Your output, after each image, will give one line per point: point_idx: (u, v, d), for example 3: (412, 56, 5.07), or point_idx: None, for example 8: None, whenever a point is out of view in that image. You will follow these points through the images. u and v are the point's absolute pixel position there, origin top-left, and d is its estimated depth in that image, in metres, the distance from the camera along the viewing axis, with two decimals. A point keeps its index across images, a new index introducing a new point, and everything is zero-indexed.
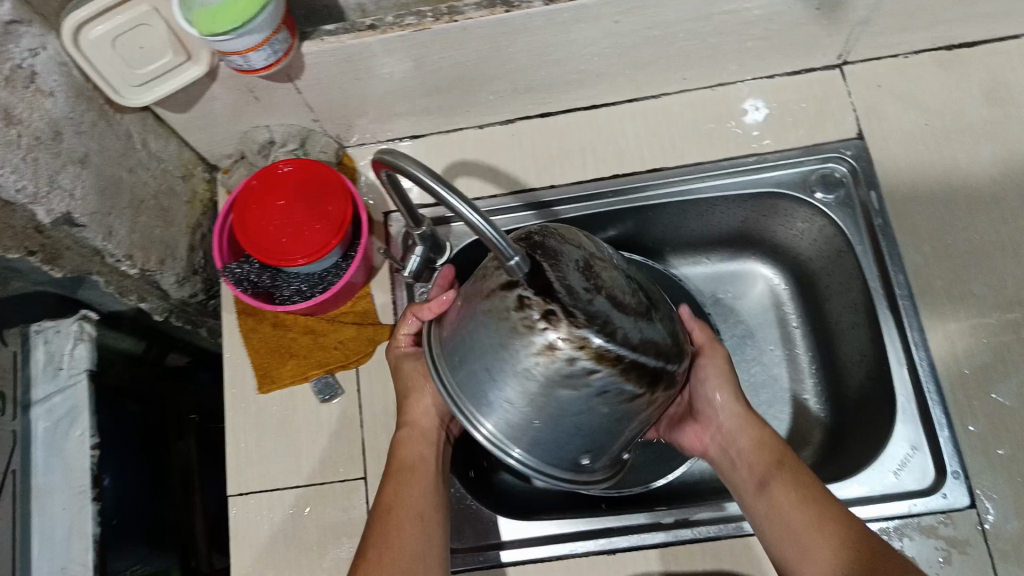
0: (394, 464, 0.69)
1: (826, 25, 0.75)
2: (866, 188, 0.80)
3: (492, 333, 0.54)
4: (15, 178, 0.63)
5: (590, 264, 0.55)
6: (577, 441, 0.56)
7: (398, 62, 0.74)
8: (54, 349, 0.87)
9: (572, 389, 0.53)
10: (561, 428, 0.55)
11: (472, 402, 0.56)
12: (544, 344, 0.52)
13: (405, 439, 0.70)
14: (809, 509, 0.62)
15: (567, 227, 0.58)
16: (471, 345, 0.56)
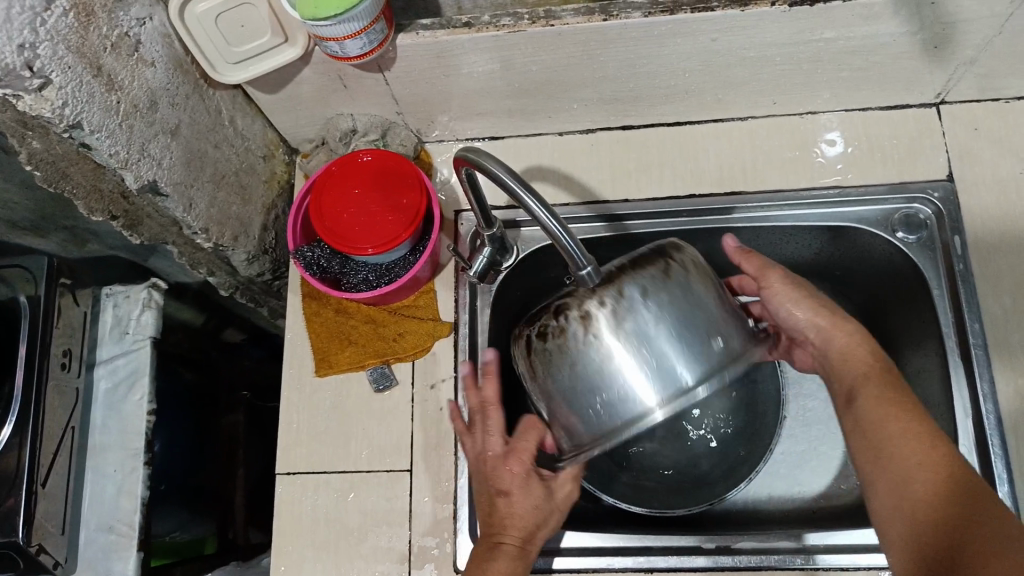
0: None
1: (929, 60, 0.73)
2: (950, 232, 0.78)
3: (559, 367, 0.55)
4: (110, 143, 0.64)
5: None
6: (686, 332, 0.53)
7: (488, 61, 0.74)
8: (123, 313, 0.90)
9: (628, 301, 0.53)
10: (678, 331, 0.53)
11: (623, 414, 0.53)
12: (574, 320, 0.54)
13: (505, 565, 0.63)
14: (892, 422, 0.61)
15: None
16: (571, 392, 0.55)
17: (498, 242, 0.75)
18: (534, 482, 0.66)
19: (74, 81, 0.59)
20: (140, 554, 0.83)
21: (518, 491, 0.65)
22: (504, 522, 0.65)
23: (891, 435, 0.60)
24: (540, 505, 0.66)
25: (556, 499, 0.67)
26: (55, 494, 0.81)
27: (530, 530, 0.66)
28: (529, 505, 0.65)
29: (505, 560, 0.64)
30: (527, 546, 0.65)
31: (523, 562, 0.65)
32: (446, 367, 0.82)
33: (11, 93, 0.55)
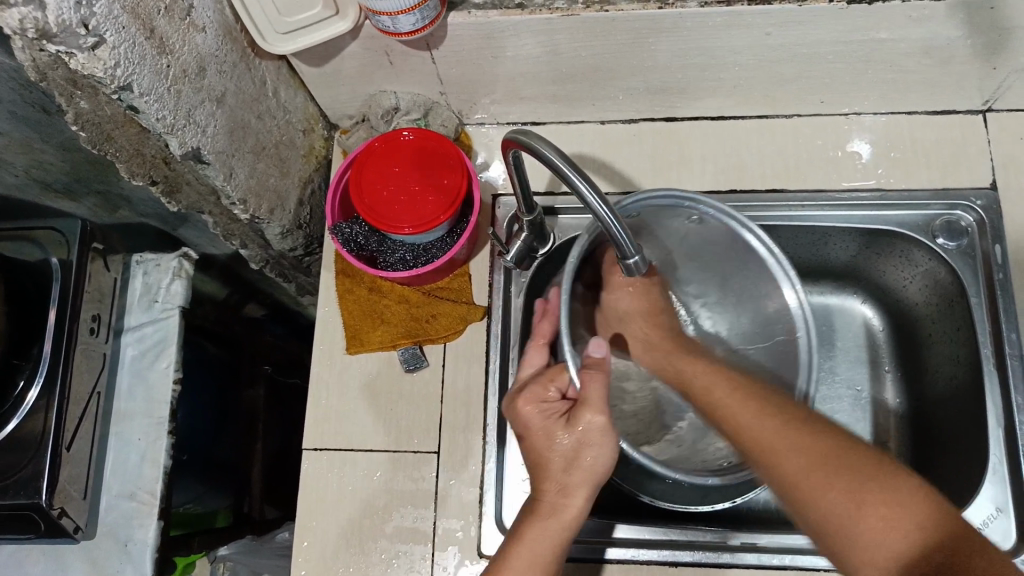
0: (532, 507, 0.64)
1: (982, 65, 0.73)
2: (991, 240, 0.77)
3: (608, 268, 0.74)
4: (157, 107, 0.64)
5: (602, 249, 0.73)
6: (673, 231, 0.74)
7: (537, 45, 0.73)
8: (152, 282, 0.89)
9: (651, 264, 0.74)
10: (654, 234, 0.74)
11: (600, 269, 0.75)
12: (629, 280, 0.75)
13: (533, 530, 0.62)
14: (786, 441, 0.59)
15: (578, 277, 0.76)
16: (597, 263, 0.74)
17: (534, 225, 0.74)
18: (557, 419, 0.63)
19: (127, 42, 0.58)
20: (160, 523, 0.83)
21: (536, 433, 0.63)
22: (537, 470, 0.64)
23: (797, 480, 0.57)
24: (562, 444, 0.62)
25: (581, 434, 0.62)
26: (78, 458, 0.81)
27: (560, 477, 0.63)
28: (550, 443, 0.63)
29: (547, 513, 0.62)
30: (558, 502, 0.62)
31: (557, 527, 0.62)
32: (477, 351, 0.81)
33: (64, 50, 0.55)
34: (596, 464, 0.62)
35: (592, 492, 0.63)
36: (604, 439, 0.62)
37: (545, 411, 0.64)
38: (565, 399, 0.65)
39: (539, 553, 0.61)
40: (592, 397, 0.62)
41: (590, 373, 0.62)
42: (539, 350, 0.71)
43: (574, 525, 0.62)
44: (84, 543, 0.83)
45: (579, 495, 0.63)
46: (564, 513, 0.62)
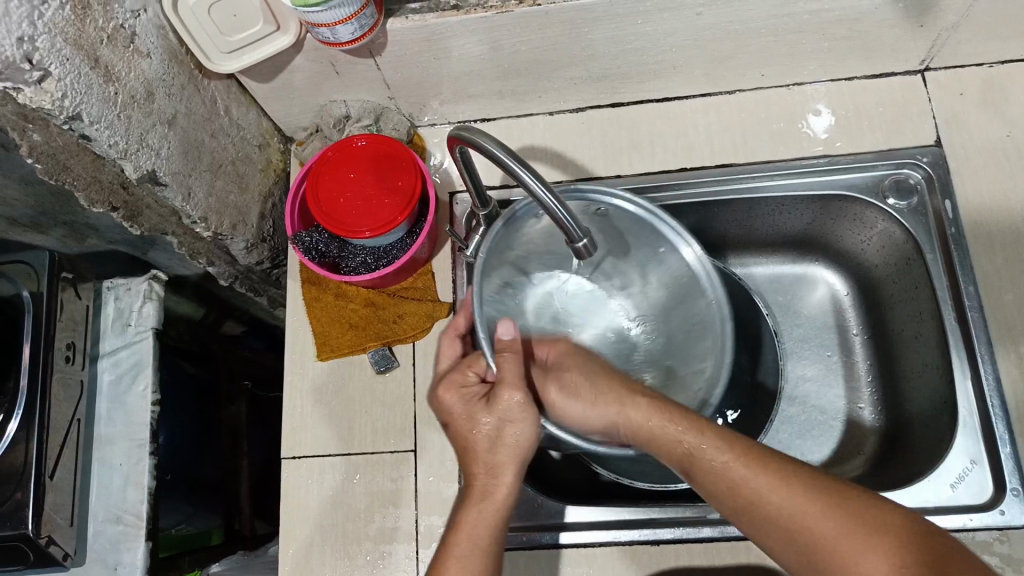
0: (464, 495, 0.62)
1: (912, 27, 0.74)
2: (941, 197, 0.79)
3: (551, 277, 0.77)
4: (109, 133, 0.65)
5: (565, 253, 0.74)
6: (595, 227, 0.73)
7: (477, 44, 0.75)
8: (124, 306, 0.90)
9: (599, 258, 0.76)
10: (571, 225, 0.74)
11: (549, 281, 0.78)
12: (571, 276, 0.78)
13: (467, 516, 0.60)
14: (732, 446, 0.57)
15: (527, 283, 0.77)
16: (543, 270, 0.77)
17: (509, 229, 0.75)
18: (478, 399, 0.62)
19: (73, 72, 0.60)
20: (148, 544, 0.84)
21: (459, 417, 0.62)
22: (465, 455, 0.63)
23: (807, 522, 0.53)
24: (484, 425, 0.61)
25: (502, 412, 0.61)
26: (62, 486, 0.82)
27: (487, 457, 0.61)
28: (472, 425, 0.61)
29: (479, 500, 0.60)
30: (488, 484, 0.61)
31: (489, 508, 0.60)
32: None
33: (11, 85, 0.56)
34: (521, 442, 0.61)
35: (521, 468, 0.62)
36: (526, 415, 0.61)
37: (466, 395, 0.63)
38: (484, 382, 0.64)
39: (479, 540, 0.58)
40: (507, 375, 0.61)
41: (504, 352, 0.62)
42: (452, 342, 0.70)
43: (510, 507, 0.61)
44: (75, 570, 0.84)
45: (508, 471, 0.61)
46: (496, 493, 0.60)
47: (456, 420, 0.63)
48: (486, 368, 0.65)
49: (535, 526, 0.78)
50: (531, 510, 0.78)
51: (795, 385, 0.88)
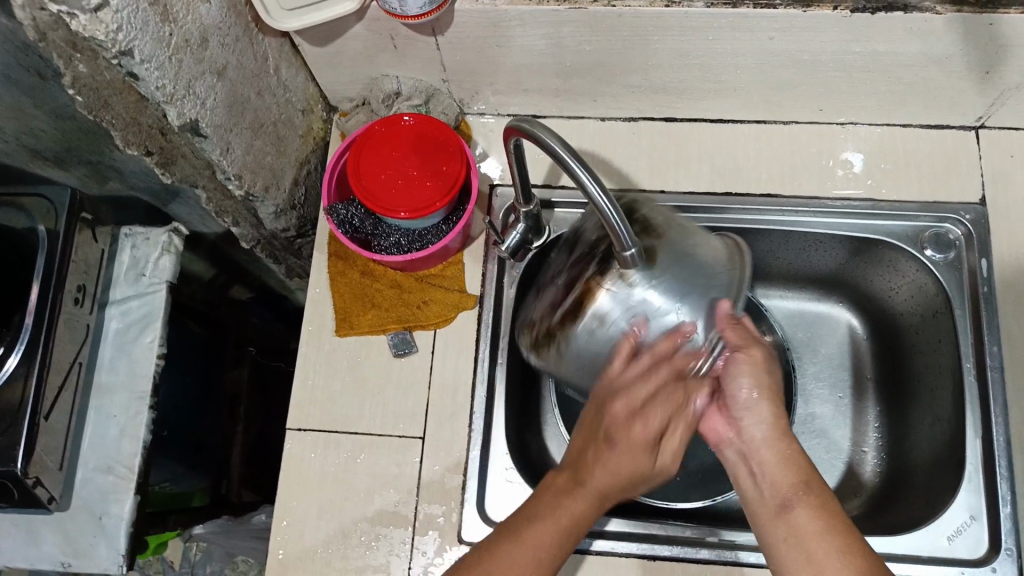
0: (565, 496, 0.63)
1: (977, 82, 0.74)
2: (978, 254, 0.79)
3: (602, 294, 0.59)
4: (157, 75, 0.63)
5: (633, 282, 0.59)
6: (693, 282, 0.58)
7: (541, 36, 0.73)
8: (140, 255, 0.88)
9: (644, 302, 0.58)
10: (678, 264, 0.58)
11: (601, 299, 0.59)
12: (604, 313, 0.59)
13: (572, 504, 0.62)
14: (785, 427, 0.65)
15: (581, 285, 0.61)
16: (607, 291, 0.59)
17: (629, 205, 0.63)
18: (649, 449, 0.61)
19: (131, 6, 0.57)
20: (137, 498, 0.83)
21: (633, 442, 0.61)
22: (597, 469, 0.62)
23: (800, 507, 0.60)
24: (642, 461, 0.62)
25: (664, 459, 0.63)
26: (57, 429, 0.80)
27: (621, 483, 0.62)
28: (636, 460, 0.61)
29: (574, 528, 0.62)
30: (607, 496, 0.63)
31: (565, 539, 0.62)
32: (466, 341, 0.81)
33: (66, 10, 0.54)
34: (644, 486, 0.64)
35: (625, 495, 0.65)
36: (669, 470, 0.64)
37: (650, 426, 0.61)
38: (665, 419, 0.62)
39: (574, 531, 0.63)
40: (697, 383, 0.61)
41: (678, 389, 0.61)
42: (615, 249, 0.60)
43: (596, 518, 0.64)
44: (59, 515, 0.83)
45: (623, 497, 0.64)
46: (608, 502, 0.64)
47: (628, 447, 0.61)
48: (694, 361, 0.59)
49: None
50: None
51: (805, 422, 0.87)
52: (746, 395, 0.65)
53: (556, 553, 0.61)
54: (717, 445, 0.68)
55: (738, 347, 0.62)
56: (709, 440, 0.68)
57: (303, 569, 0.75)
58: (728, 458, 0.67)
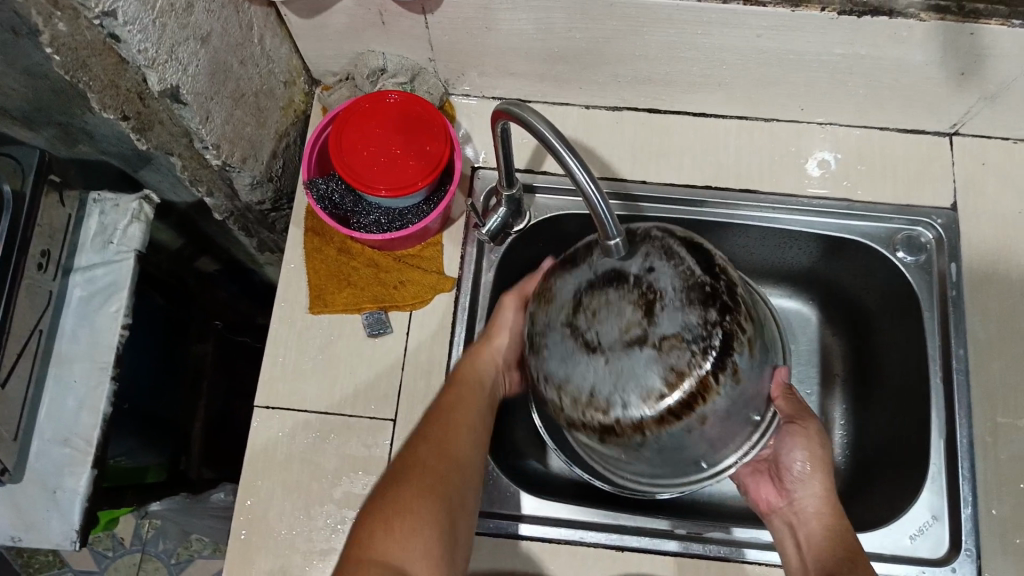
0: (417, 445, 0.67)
1: (953, 89, 0.76)
2: (948, 258, 0.81)
3: (649, 353, 0.53)
4: (140, 38, 0.61)
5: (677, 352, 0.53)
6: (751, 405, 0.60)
7: (531, 20, 0.73)
8: (109, 223, 0.85)
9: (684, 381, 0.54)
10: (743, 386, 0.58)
11: (643, 358, 0.53)
12: (649, 374, 0.53)
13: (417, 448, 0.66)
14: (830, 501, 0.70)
15: (619, 316, 0.54)
16: (652, 353, 0.53)
17: (711, 274, 0.58)
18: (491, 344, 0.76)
19: None
20: (94, 472, 0.81)
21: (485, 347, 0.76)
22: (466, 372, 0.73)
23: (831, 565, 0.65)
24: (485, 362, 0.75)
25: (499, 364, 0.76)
26: (12, 398, 0.78)
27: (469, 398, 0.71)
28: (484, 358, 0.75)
29: (454, 401, 0.70)
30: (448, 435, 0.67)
31: (461, 414, 0.69)
32: (443, 323, 0.80)
33: None
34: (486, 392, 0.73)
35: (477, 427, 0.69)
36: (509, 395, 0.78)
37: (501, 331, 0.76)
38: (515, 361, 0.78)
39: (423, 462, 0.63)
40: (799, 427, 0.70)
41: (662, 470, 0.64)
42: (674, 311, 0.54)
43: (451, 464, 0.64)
44: (11, 487, 0.81)
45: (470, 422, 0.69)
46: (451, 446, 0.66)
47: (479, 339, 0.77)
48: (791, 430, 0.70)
49: (495, 513, 0.77)
50: (500, 496, 0.77)
51: None
52: (800, 468, 0.71)
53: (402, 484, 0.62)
54: (768, 512, 0.75)
55: (794, 420, 0.69)
56: (765, 509, 0.75)
57: (266, 548, 0.74)
58: (778, 526, 0.73)
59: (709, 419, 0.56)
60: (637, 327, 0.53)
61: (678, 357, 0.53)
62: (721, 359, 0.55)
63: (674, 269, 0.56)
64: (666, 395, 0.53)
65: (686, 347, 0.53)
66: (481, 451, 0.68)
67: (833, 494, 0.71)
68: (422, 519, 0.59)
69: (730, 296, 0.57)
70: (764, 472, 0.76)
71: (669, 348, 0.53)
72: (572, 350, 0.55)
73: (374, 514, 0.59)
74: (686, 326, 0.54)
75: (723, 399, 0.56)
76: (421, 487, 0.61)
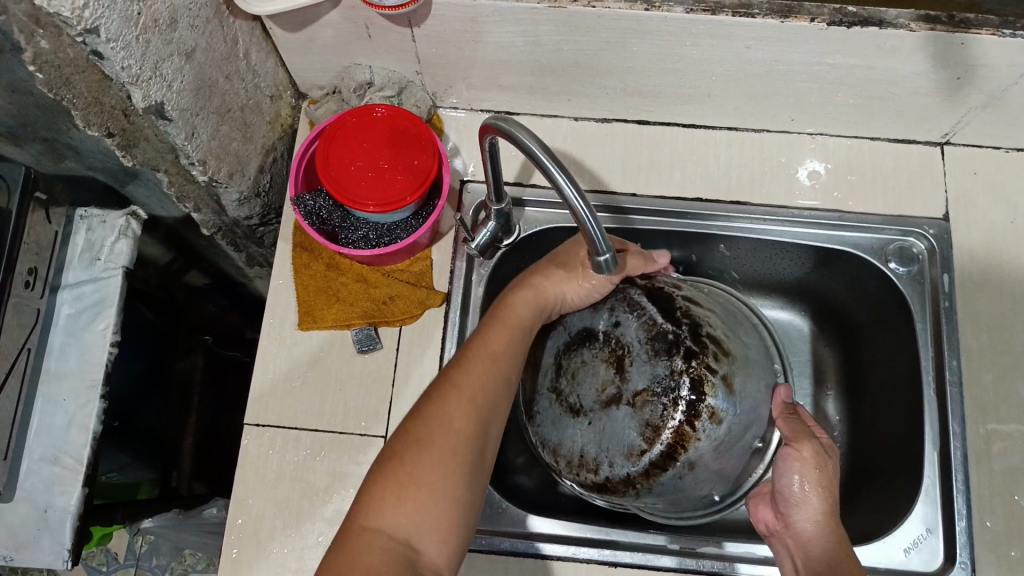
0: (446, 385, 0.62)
1: (944, 99, 0.76)
2: (940, 269, 0.80)
3: (625, 412, 0.65)
4: (124, 55, 0.61)
5: (649, 406, 0.65)
6: (744, 434, 0.70)
7: (518, 33, 0.72)
8: (96, 239, 0.84)
9: (662, 433, 0.65)
10: (731, 426, 0.67)
11: (619, 419, 0.65)
12: (630, 431, 0.65)
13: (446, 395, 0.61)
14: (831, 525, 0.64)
15: (592, 371, 0.68)
16: (624, 411, 0.65)
17: (674, 320, 0.68)
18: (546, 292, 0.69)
19: None
20: (85, 490, 0.81)
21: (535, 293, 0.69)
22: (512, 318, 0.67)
23: None
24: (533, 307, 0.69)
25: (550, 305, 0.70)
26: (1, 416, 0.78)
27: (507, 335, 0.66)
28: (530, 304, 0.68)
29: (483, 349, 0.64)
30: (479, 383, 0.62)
31: (491, 363, 0.63)
32: (433, 338, 0.80)
33: None
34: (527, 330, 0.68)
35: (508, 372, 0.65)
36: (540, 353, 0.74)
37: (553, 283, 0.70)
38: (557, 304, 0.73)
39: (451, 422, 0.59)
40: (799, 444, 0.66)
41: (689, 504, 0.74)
42: (640, 368, 0.66)
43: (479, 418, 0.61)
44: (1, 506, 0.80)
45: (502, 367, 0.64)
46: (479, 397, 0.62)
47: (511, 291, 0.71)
48: (794, 451, 0.66)
49: (488, 529, 0.76)
50: (492, 512, 0.77)
51: None
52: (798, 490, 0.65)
53: (429, 443, 0.58)
54: (767, 535, 0.69)
55: (793, 442, 0.67)
56: (764, 532, 0.69)
57: (258, 567, 0.73)
58: (777, 551, 0.67)
59: (697, 463, 0.66)
60: (609, 385, 0.66)
61: (650, 412, 0.65)
62: (695, 406, 0.65)
63: (637, 322, 0.69)
64: (647, 448, 0.65)
65: (655, 400, 0.65)
66: (509, 400, 0.64)
67: (835, 517, 0.65)
68: (437, 492, 0.57)
69: (697, 341, 0.68)
70: (767, 496, 0.70)
71: (641, 402, 0.65)
72: (560, 414, 0.68)
73: (390, 478, 0.57)
74: (651, 381, 0.65)
75: (705, 442, 0.66)
76: (445, 448, 0.58)
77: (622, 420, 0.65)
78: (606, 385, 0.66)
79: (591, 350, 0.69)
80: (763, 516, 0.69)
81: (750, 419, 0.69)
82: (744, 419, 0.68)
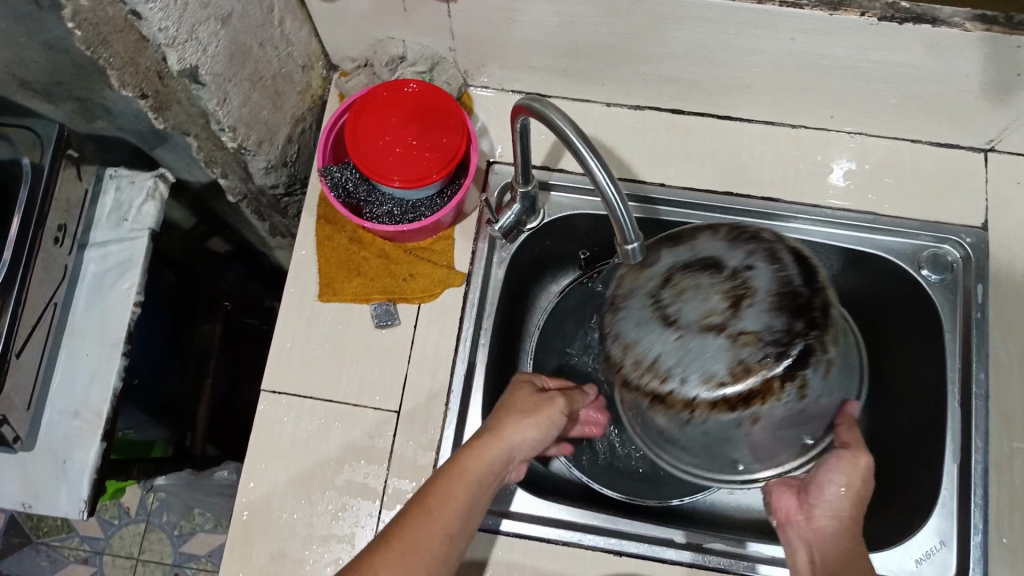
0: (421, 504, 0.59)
1: (992, 104, 0.73)
2: (974, 279, 0.78)
3: (723, 350, 0.53)
4: (161, 17, 0.60)
5: (746, 357, 0.53)
6: (804, 420, 0.62)
7: (555, 14, 0.71)
8: (124, 199, 0.85)
9: (750, 382, 0.54)
10: (802, 406, 0.59)
11: (714, 352, 0.53)
12: (717, 368, 0.53)
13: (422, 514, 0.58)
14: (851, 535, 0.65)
15: (705, 300, 0.54)
16: (723, 348, 0.53)
17: (813, 288, 0.56)
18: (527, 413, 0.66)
19: None
20: (103, 445, 0.82)
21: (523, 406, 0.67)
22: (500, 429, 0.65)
23: None
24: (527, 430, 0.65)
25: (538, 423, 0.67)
26: (26, 368, 0.79)
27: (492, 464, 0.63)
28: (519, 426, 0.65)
29: (469, 470, 0.62)
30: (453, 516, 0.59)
31: (470, 494, 0.61)
32: (451, 318, 0.80)
33: None
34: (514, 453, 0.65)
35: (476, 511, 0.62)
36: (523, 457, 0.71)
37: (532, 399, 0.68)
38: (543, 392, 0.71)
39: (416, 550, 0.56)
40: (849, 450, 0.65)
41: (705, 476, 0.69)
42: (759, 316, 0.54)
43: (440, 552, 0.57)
44: (22, 454, 0.82)
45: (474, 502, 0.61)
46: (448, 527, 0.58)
47: (513, 409, 0.67)
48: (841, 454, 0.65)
49: (496, 510, 0.76)
50: (501, 493, 0.77)
51: None
52: (834, 490, 0.65)
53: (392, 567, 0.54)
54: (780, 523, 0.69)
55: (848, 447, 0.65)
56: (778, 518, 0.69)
57: (265, 532, 0.74)
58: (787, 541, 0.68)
59: (761, 419, 0.57)
60: (719, 318, 0.53)
61: (750, 355, 0.53)
62: (795, 369, 0.55)
63: (773, 271, 0.55)
64: (727, 384, 0.54)
65: (761, 346, 0.53)
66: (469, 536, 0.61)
67: (856, 527, 0.66)
68: None
69: (824, 314, 0.56)
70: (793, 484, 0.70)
71: (745, 349, 0.53)
72: (649, 316, 0.55)
73: None
74: (767, 329, 0.53)
75: (781, 407, 0.56)
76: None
77: (712, 350, 0.53)
78: (711, 314, 0.53)
79: (704, 277, 0.55)
80: (784, 504, 0.69)
81: (820, 408, 0.62)
82: (818, 399, 0.60)
